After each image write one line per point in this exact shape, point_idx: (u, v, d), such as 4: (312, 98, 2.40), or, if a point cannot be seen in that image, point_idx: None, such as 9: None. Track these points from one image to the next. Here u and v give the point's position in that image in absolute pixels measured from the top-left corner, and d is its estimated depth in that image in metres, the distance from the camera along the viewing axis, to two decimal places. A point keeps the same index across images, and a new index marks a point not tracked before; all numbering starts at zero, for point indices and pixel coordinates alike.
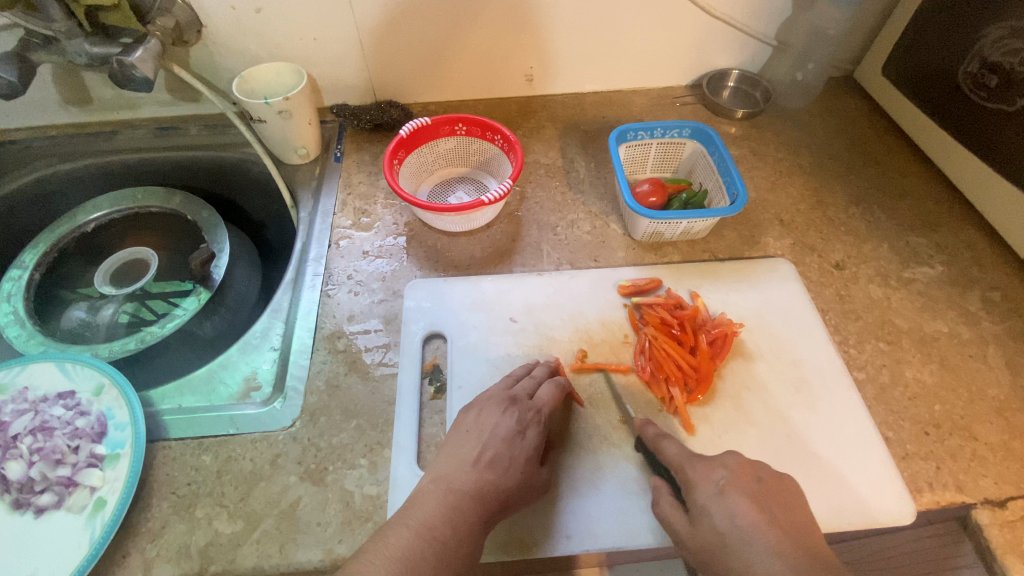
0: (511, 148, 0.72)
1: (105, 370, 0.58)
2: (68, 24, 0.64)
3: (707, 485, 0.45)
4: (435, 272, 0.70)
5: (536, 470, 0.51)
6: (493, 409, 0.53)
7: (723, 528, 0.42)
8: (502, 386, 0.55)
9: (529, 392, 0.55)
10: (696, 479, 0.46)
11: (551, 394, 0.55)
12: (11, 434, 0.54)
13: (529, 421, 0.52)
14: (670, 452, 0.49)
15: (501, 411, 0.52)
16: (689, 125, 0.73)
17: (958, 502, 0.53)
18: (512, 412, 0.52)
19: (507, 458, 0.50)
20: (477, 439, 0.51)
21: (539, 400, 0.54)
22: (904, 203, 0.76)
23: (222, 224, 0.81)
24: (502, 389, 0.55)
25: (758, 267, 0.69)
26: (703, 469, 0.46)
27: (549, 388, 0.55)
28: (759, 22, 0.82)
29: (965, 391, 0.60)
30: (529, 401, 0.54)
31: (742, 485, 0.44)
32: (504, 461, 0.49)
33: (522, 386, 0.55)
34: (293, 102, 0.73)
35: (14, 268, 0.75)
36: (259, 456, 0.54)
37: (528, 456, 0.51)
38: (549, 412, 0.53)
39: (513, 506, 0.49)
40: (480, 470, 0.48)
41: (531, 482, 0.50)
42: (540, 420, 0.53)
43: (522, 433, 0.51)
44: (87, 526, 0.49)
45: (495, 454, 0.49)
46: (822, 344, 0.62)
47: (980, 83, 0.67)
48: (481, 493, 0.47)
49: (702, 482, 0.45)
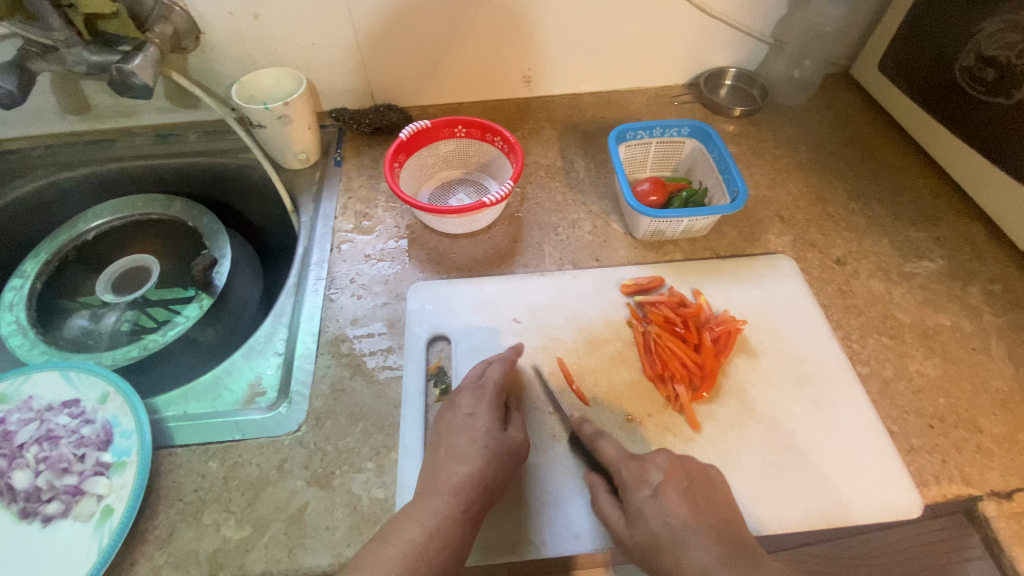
0: (511, 150, 0.72)
1: (110, 378, 0.58)
2: (67, 33, 0.64)
3: (641, 487, 0.47)
4: (437, 274, 0.70)
5: (501, 437, 0.51)
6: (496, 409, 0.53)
7: (657, 528, 0.45)
8: (473, 373, 0.56)
9: (476, 375, 0.56)
10: (628, 481, 0.48)
11: (500, 370, 0.56)
12: (17, 444, 0.53)
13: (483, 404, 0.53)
14: (607, 452, 0.51)
15: (451, 409, 0.53)
16: (688, 124, 0.74)
17: (964, 495, 0.53)
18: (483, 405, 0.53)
19: (511, 458, 0.50)
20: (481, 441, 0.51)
21: (485, 378, 0.55)
22: (904, 198, 0.76)
23: (224, 231, 0.81)
24: (472, 380, 0.56)
25: (759, 264, 0.69)
26: (636, 474, 0.48)
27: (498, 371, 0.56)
28: (756, 20, 0.83)
29: (969, 384, 0.60)
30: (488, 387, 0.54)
31: (672, 487, 0.47)
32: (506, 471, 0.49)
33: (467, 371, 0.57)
34: (293, 107, 0.73)
35: (15, 277, 0.74)
36: (265, 462, 0.54)
37: (488, 428, 0.51)
38: (497, 386, 0.55)
39: (495, 496, 0.48)
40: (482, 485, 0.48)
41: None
42: (485, 393, 0.54)
43: (472, 414, 0.52)
44: (94, 534, 0.49)
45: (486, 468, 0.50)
46: (825, 340, 0.62)
47: (977, 77, 0.67)
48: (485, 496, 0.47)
49: (633, 485, 0.48)
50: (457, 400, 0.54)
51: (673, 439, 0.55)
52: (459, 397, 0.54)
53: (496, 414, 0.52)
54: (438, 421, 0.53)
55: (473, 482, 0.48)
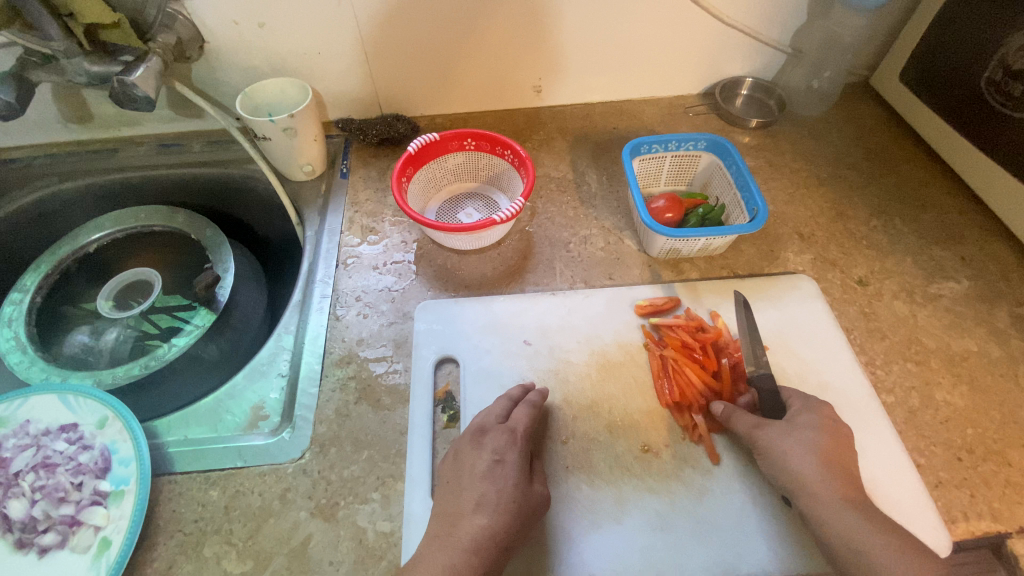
0: (522, 164, 0.70)
1: (108, 403, 0.56)
2: (67, 44, 0.63)
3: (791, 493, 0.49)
4: (446, 292, 0.68)
5: (527, 491, 0.49)
6: (506, 445, 0.51)
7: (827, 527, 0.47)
8: (499, 412, 0.54)
9: (502, 416, 0.54)
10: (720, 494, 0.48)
11: (528, 414, 0.54)
12: (13, 471, 0.52)
13: (506, 446, 0.51)
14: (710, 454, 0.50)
15: (476, 448, 0.51)
16: (705, 137, 0.71)
17: (993, 532, 0.51)
18: (511, 447, 0.51)
19: (520, 496, 0.48)
20: (492, 476, 0.49)
21: (514, 421, 0.53)
22: (927, 215, 0.74)
23: (227, 244, 0.80)
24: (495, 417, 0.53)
25: (779, 284, 0.67)
26: (802, 439, 0.51)
27: (525, 410, 0.54)
28: (774, 30, 0.80)
29: (998, 414, 0.57)
30: (508, 425, 0.52)
31: (828, 465, 0.49)
32: (521, 510, 0.47)
33: (495, 409, 0.54)
34: (298, 119, 0.71)
35: (15, 291, 0.73)
36: (268, 491, 0.53)
37: (516, 481, 0.49)
38: (524, 428, 0.52)
39: (516, 544, 0.46)
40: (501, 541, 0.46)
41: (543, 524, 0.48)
42: (514, 440, 0.51)
43: (501, 461, 0.50)
44: (92, 568, 0.47)
45: (522, 525, 0.47)
46: (848, 366, 0.60)
47: (1003, 92, 0.64)
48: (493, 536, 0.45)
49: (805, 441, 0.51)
50: (484, 439, 0.51)
51: (690, 471, 0.53)
52: (488, 437, 0.51)
53: (521, 459, 0.50)
54: (455, 458, 0.51)
55: (487, 523, 0.46)
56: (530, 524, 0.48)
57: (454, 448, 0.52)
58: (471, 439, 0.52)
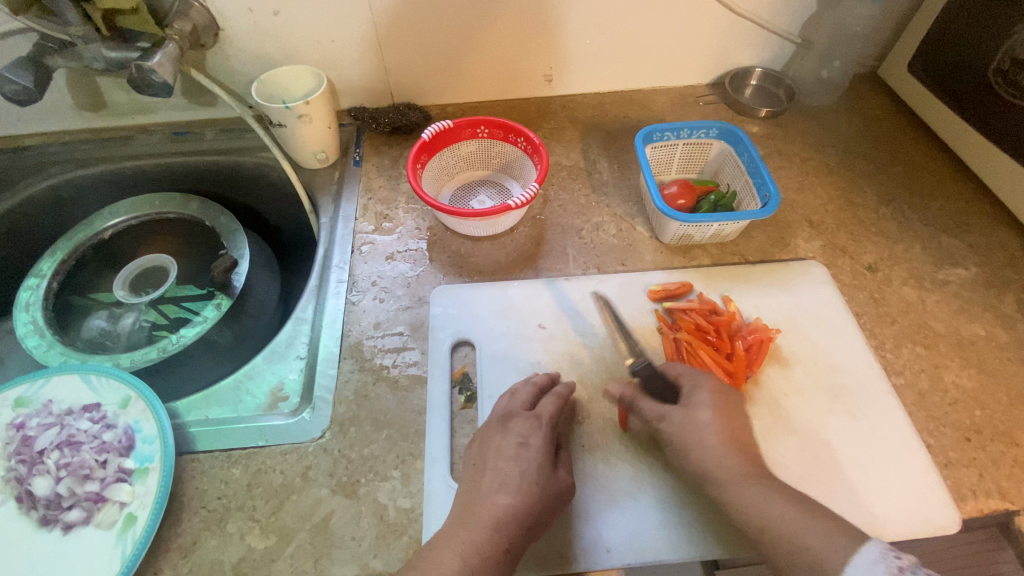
0: (536, 151, 0.70)
1: (131, 383, 0.56)
2: (85, 29, 0.63)
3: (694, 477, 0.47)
4: (460, 278, 0.68)
5: (550, 476, 0.49)
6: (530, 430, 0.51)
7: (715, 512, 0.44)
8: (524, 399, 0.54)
9: (527, 403, 0.54)
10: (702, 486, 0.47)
11: (553, 403, 0.54)
12: (37, 449, 0.53)
13: (528, 429, 0.51)
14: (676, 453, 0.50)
15: (502, 431, 0.51)
16: (717, 125, 0.72)
17: (1001, 510, 0.52)
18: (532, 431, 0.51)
19: (541, 474, 0.49)
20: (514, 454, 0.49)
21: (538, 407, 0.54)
22: (935, 203, 0.75)
23: (242, 231, 0.80)
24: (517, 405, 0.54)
25: (790, 270, 0.68)
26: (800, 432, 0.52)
27: (551, 398, 0.54)
28: (784, 19, 0.81)
29: (1005, 396, 0.58)
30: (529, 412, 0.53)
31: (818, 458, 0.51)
32: (543, 493, 0.48)
33: (520, 396, 0.54)
34: (313, 106, 0.72)
35: (32, 276, 0.73)
36: (289, 469, 0.54)
37: (538, 464, 0.49)
38: (549, 416, 0.53)
39: (536, 525, 0.47)
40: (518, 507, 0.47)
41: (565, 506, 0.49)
42: (540, 426, 0.52)
43: (526, 444, 0.50)
44: (117, 543, 0.48)
45: (542, 501, 0.48)
46: (859, 350, 0.61)
47: (1012, 81, 0.65)
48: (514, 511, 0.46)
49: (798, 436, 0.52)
50: (509, 423, 0.52)
51: None
52: (511, 420, 0.52)
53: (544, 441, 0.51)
54: (478, 440, 0.52)
55: (507, 499, 0.47)
56: (551, 511, 0.48)
57: (478, 434, 0.53)
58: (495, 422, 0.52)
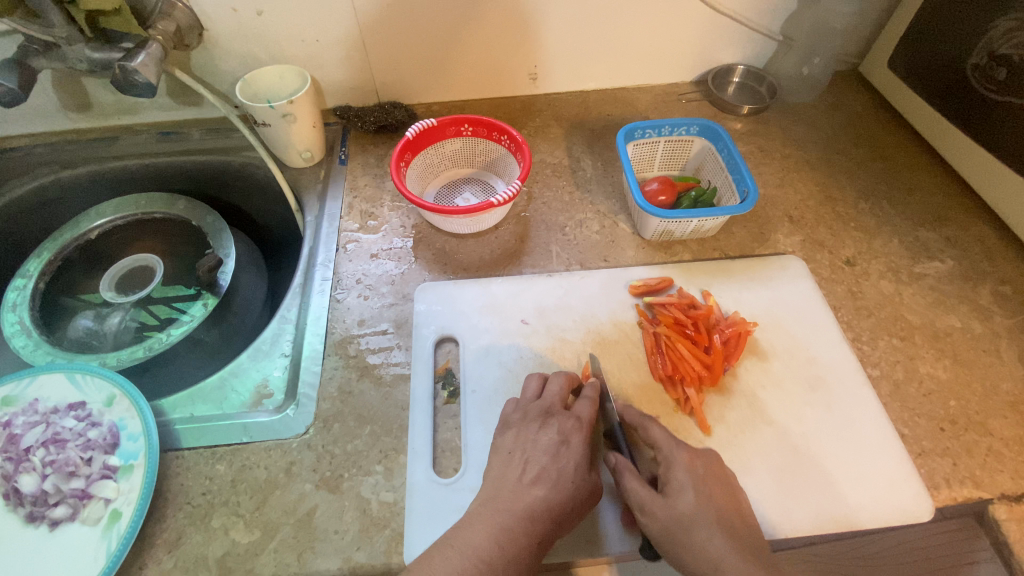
0: (519, 149, 0.71)
1: (116, 381, 0.57)
2: (68, 30, 0.63)
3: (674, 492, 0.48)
4: (445, 275, 0.69)
5: (588, 477, 0.50)
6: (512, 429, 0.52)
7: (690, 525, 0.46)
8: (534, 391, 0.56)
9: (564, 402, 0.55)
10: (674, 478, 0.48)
11: (589, 405, 0.55)
12: (23, 447, 0.53)
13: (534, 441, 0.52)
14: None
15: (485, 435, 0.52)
16: (697, 122, 0.73)
17: (975, 498, 0.53)
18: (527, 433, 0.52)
19: (524, 477, 0.49)
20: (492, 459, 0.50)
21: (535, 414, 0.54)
22: (913, 197, 0.76)
23: (228, 230, 0.81)
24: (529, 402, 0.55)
25: (769, 264, 0.69)
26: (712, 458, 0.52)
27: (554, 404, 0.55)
28: (765, 17, 0.81)
29: (980, 386, 0.59)
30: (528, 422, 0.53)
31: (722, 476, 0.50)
32: (578, 491, 0.49)
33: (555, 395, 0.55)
34: (298, 106, 0.72)
35: (18, 277, 0.74)
36: (273, 465, 0.54)
37: (576, 464, 0.50)
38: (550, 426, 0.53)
39: (573, 520, 0.48)
40: (497, 498, 0.48)
41: (585, 490, 0.49)
42: (580, 428, 0.53)
43: (566, 442, 0.52)
44: (102, 539, 0.48)
45: (519, 488, 0.49)
46: (836, 343, 0.62)
47: (989, 76, 0.66)
48: (496, 514, 0.47)
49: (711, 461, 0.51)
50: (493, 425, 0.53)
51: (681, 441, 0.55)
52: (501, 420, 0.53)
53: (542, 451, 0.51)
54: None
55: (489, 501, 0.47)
56: (588, 508, 0.49)
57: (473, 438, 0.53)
58: (528, 426, 0.52)
